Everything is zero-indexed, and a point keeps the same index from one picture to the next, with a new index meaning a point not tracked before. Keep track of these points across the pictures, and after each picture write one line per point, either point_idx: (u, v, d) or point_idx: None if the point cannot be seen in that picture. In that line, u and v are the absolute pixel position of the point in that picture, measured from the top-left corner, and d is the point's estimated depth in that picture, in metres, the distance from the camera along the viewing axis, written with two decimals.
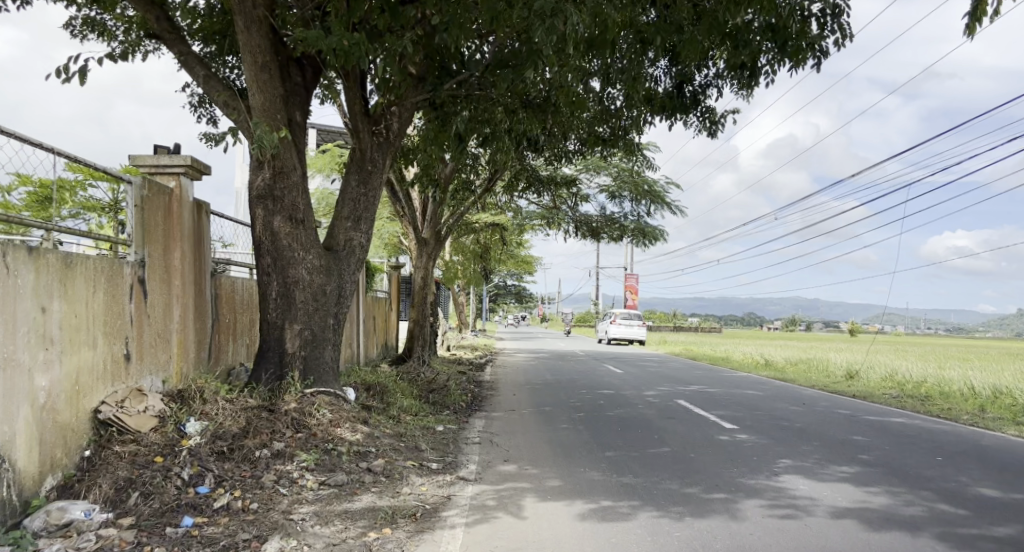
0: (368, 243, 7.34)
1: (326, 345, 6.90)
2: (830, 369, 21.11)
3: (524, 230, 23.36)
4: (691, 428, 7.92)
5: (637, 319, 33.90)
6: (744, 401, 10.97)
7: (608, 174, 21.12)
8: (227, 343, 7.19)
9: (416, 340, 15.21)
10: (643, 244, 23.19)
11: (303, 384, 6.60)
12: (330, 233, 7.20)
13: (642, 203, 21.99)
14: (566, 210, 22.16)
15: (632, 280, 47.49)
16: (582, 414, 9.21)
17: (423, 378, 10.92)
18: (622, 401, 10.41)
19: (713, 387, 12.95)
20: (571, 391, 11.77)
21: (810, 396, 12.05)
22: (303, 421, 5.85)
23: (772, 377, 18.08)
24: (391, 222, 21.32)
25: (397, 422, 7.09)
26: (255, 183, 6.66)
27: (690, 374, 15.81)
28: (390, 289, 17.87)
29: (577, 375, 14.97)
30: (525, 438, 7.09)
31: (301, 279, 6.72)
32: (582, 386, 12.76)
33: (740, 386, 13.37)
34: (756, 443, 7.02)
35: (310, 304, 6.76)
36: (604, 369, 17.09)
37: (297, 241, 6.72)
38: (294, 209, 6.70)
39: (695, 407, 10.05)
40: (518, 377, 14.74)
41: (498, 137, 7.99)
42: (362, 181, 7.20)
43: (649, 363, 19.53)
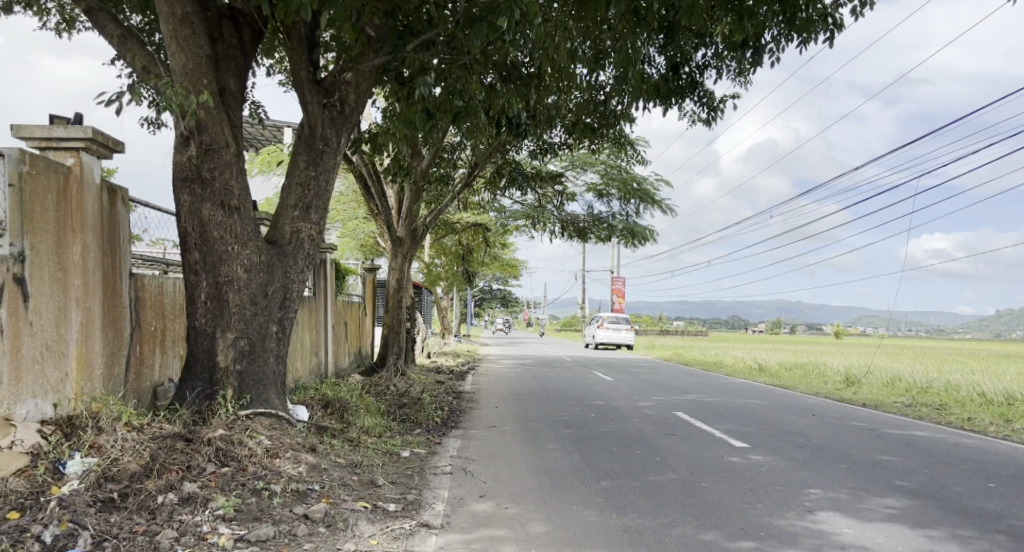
0: (320, 235, 6.26)
1: (268, 358, 5.80)
2: (829, 374, 20.17)
3: (509, 231, 22.35)
4: (697, 448, 6.88)
5: (626, 323, 32.94)
6: (748, 412, 9.96)
7: (595, 171, 20.16)
8: (152, 355, 6.06)
9: (390, 348, 14.09)
10: (632, 244, 22.25)
11: (237, 404, 5.49)
12: (274, 224, 6.12)
13: (630, 202, 21.04)
14: (552, 210, 21.16)
15: (619, 283, 46.60)
16: (572, 431, 8.14)
17: (395, 390, 9.82)
18: (615, 415, 9.36)
19: (712, 396, 11.94)
20: (559, 403, 10.72)
21: (818, 405, 11.08)
22: (230, 451, 4.74)
23: (771, 383, 17.10)
24: (367, 223, 20.22)
25: (354, 448, 5.99)
26: (179, 162, 5.57)
27: (685, 382, 14.80)
28: (365, 292, 16.75)
29: (564, 385, 13.91)
30: (505, 465, 6.02)
31: (236, 278, 5.63)
32: (570, 396, 11.70)
33: (740, 395, 12.39)
34: (776, 467, 5.99)
35: (247, 308, 5.67)
36: (593, 377, 16.05)
37: (230, 233, 5.63)
38: (227, 193, 5.62)
39: (697, 420, 9.03)
40: (501, 387, 13.65)
41: (474, 115, 7.01)
42: (312, 163, 6.14)
43: (640, 370, 18.53)
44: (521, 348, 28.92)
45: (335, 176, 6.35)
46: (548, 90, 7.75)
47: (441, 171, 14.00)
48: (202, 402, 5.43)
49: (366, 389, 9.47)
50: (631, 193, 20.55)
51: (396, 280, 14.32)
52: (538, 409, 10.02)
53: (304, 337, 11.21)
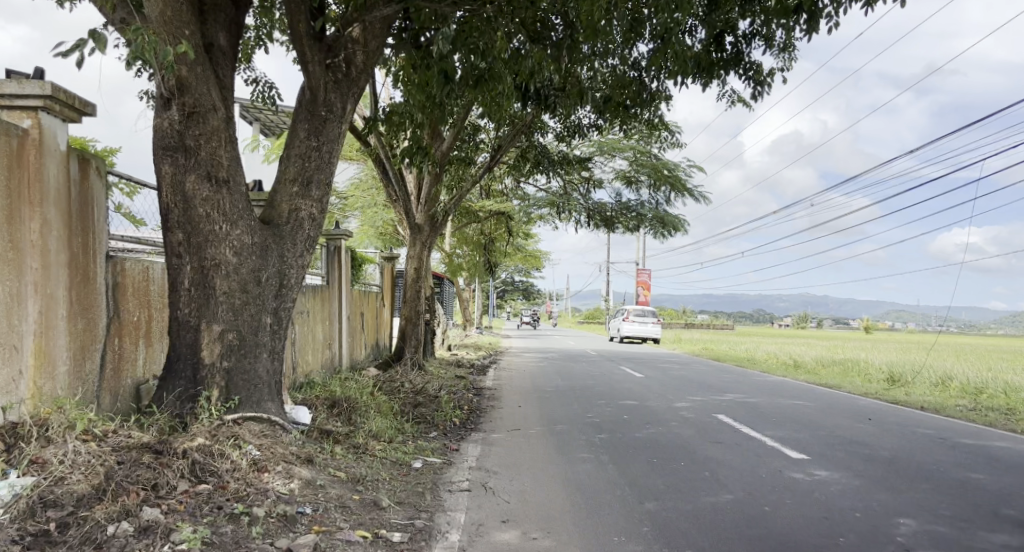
0: (322, 215, 5.51)
1: (261, 354, 5.06)
2: (870, 371, 19.12)
3: (533, 220, 21.56)
4: (750, 461, 6.06)
5: (652, 316, 31.98)
6: (796, 415, 9.09)
7: (624, 157, 19.28)
8: (133, 350, 5.36)
9: (407, 340, 13.38)
10: (661, 234, 21.35)
11: (223, 408, 4.76)
12: (271, 201, 5.38)
13: (661, 190, 20.11)
14: (578, 197, 20.31)
15: (644, 276, 45.58)
16: (604, 437, 7.36)
17: (411, 387, 9.09)
18: (651, 418, 8.56)
19: (752, 397, 11.07)
20: (587, 402, 9.94)
21: (871, 408, 10.15)
22: (208, 466, 4.02)
23: (810, 381, 16.14)
24: (386, 210, 19.54)
25: (359, 458, 5.25)
26: (159, 128, 4.82)
27: (720, 380, 13.92)
28: (383, 282, 16.08)
29: (591, 381, 13.12)
30: (533, 480, 5.25)
31: (225, 262, 4.90)
32: (599, 395, 10.91)
33: (783, 395, 11.50)
34: (848, 487, 5.16)
35: (238, 296, 4.94)
36: (621, 373, 15.22)
37: (218, 209, 4.89)
38: (214, 164, 4.87)
39: (741, 424, 8.19)
40: (524, 383, 12.88)
41: (500, 79, 6.23)
42: (313, 132, 5.39)
43: (669, 365, 17.67)
44: (544, 341, 28.17)
45: (340, 147, 5.60)
46: (582, 54, 6.94)
47: (463, 154, 13.22)
48: (184, 405, 4.72)
49: (378, 385, 8.76)
50: (661, 180, 19.62)
51: (414, 270, 13.60)
52: (565, 409, 9.24)
53: (315, 329, 10.54)
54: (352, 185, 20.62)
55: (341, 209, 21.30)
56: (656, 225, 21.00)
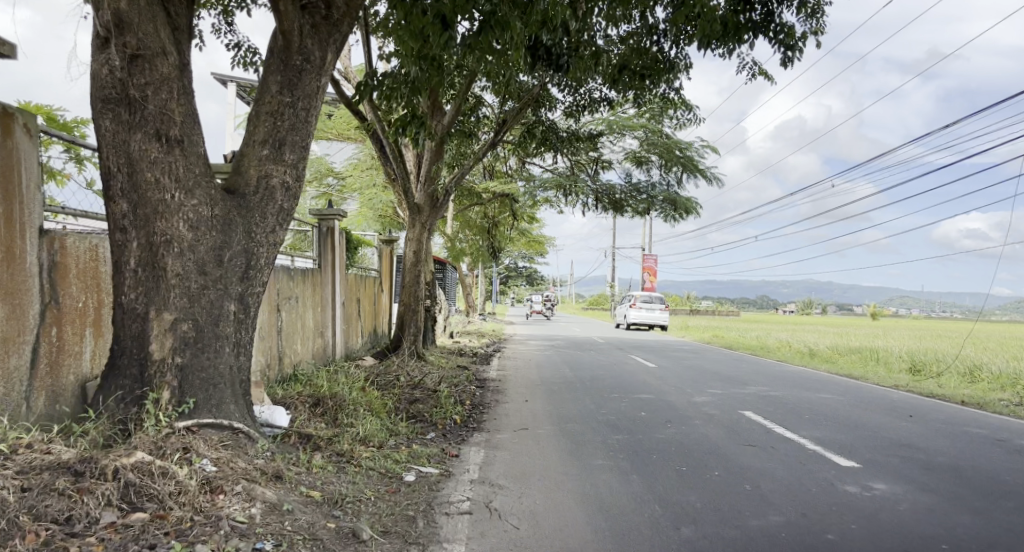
0: (298, 183, 4.67)
1: (224, 348, 4.25)
2: (891, 360, 18.33)
3: (538, 202, 20.73)
4: (794, 471, 5.27)
5: (659, 302, 31.17)
6: (830, 412, 8.30)
7: (635, 136, 18.47)
8: (77, 342, 4.54)
9: (406, 328, 12.59)
10: (672, 217, 20.50)
11: (175, 413, 3.95)
12: (237, 167, 4.55)
13: (672, 170, 19.24)
14: (586, 178, 19.47)
15: (650, 261, 44.72)
16: (623, 440, 6.57)
17: (407, 380, 8.30)
18: (671, 416, 7.76)
19: (777, 390, 10.29)
20: (600, 397, 9.16)
21: (908, 402, 9.36)
22: (145, 489, 3.22)
23: (831, 372, 15.36)
24: (385, 191, 18.72)
25: (341, 471, 4.47)
26: (97, 75, 3.98)
27: (737, 371, 13.13)
28: (381, 267, 15.31)
29: (602, 372, 12.35)
30: (545, 496, 4.45)
31: (179, 238, 4.07)
32: (612, 388, 10.13)
33: (809, 388, 10.72)
34: (919, 507, 4.36)
35: (195, 279, 4.12)
36: (632, 363, 14.44)
37: (170, 175, 4.06)
38: (163, 119, 4.03)
39: (773, 423, 7.40)
40: (530, 374, 12.11)
41: (507, 25, 5.40)
42: (287, 86, 4.56)
43: (681, 354, 16.90)
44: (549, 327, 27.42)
45: (320, 104, 4.76)
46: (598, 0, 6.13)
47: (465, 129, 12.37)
48: (128, 409, 3.92)
49: (371, 378, 7.97)
50: (673, 160, 18.75)
51: (413, 253, 12.77)
52: (577, 406, 8.46)
53: (305, 317, 9.74)
54: (350, 166, 19.80)
55: (338, 190, 20.48)
56: (667, 208, 20.15)
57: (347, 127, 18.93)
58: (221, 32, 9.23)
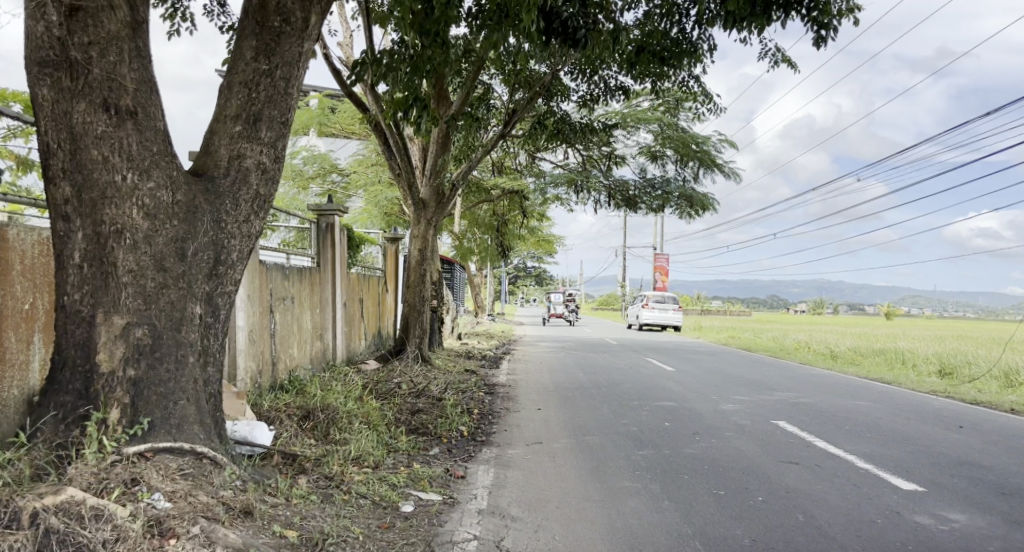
0: (277, 165, 4.03)
1: (188, 358, 3.60)
2: (918, 362, 17.59)
3: (548, 200, 20.11)
4: (850, 495, 4.59)
5: (672, 302, 30.47)
6: (871, 421, 7.61)
7: (649, 130, 17.85)
8: (22, 349, 3.94)
9: (411, 330, 11.97)
10: (688, 214, 19.83)
11: (124, 436, 3.31)
12: (205, 147, 3.92)
13: (687, 166, 18.56)
14: (599, 174, 18.83)
15: (662, 261, 43.97)
16: (648, 456, 5.91)
17: (410, 387, 7.68)
18: (699, 428, 7.09)
19: (807, 396, 9.61)
20: (618, 406, 8.50)
21: (952, 410, 8.66)
22: (73, 537, 2.61)
23: (858, 375, 14.66)
24: (391, 188, 18.15)
25: (327, 502, 3.83)
26: (34, 33, 3.34)
27: (760, 376, 12.45)
28: (386, 266, 14.72)
29: (617, 377, 11.70)
30: (566, 529, 3.81)
31: (131, 227, 3.43)
32: (630, 394, 9.47)
33: (840, 394, 10.03)
34: (1015, 545, 3.67)
35: (152, 276, 3.47)
36: (648, 366, 13.78)
37: (121, 152, 3.41)
38: (113, 86, 3.39)
39: (811, 435, 6.73)
40: (542, 378, 11.47)
41: None
42: (263, 51, 3.93)
43: (697, 357, 16.24)
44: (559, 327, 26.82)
45: (302, 73, 4.13)
46: None
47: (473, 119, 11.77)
48: (69, 431, 3.28)
49: (371, 386, 7.37)
50: (689, 155, 18.08)
51: (418, 252, 12.12)
52: (593, 416, 7.81)
53: (302, 318, 9.13)
54: (355, 162, 19.23)
55: (343, 187, 19.90)
56: (683, 205, 19.47)
57: (353, 121, 18.37)
58: (213, 15, 8.61)
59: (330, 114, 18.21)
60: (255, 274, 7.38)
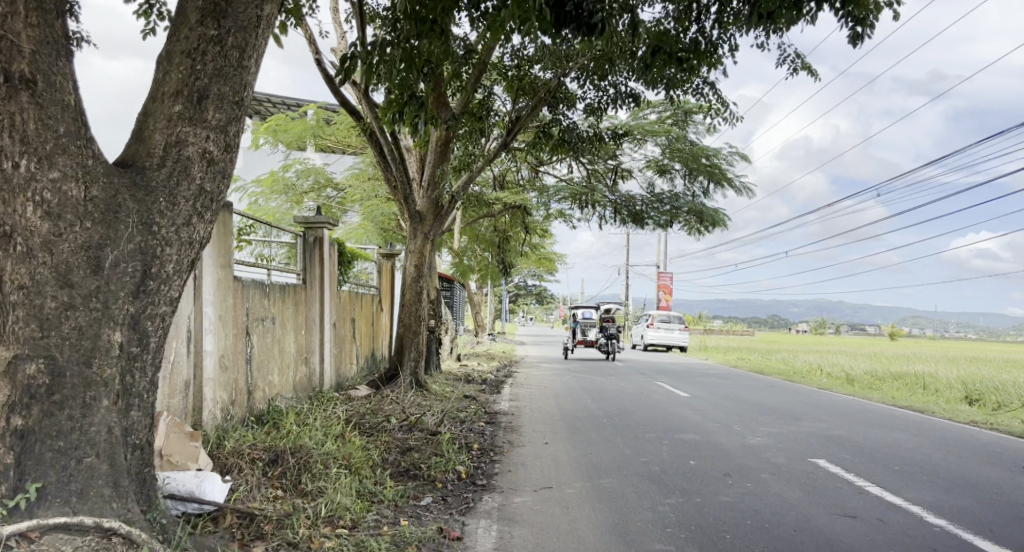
0: (227, 155, 3.23)
1: (101, 401, 2.79)
2: (939, 388, 16.79)
3: (552, 215, 19.37)
4: None
5: (678, 322, 29.60)
6: (919, 460, 6.79)
7: (657, 143, 17.15)
8: None
9: (405, 352, 11.14)
10: (697, 230, 19.09)
11: (5, 510, 2.53)
12: (137, 133, 3.11)
13: (697, 180, 17.81)
14: (605, 189, 18.11)
15: (665, 280, 43.07)
16: (676, 508, 5.11)
17: (403, 419, 6.86)
18: (730, 469, 6.30)
19: (837, 428, 8.78)
20: (633, 441, 7.65)
21: (1001, 446, 7.85)
22: None
23: (879, 401, 13.86)
24: (387, 203, 17.40)
25: None
26: None
27: (780, 402, 11.63)
28: (381, 283, 13.92)
29: (627, 403, 10.88)
30: None
31: (25, 230, 2.63)
32: (645, 426, 8.61)
33: (873, 424, 9.21)
34: None
35: (53, 294, 2.67)
36: (658, 391, 12.96)
37: (11, 132, 2.62)
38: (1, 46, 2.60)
39: (856, 480, 5.91)
40: (547, 405, 10.63)
41: None
42: (212, 14, 3.15)
43: (709, 381, 15.42)
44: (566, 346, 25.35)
45: (262, 43, 3.34)
46: None
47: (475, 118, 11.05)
48: None
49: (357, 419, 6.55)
50: (699, 169, 17.34)
51: (414, 268, 11.27)
52: (607, 454, 6.96)
53: (285, 341, 8.31)
54: (351, 176, 18.49)
55: (339, 202, 19.16)
56: (692, 221, 18.71)
57: (349, 133, 17.68)
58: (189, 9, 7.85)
59: (325, 126, 17.51)
60: (227, 292, 6.59)
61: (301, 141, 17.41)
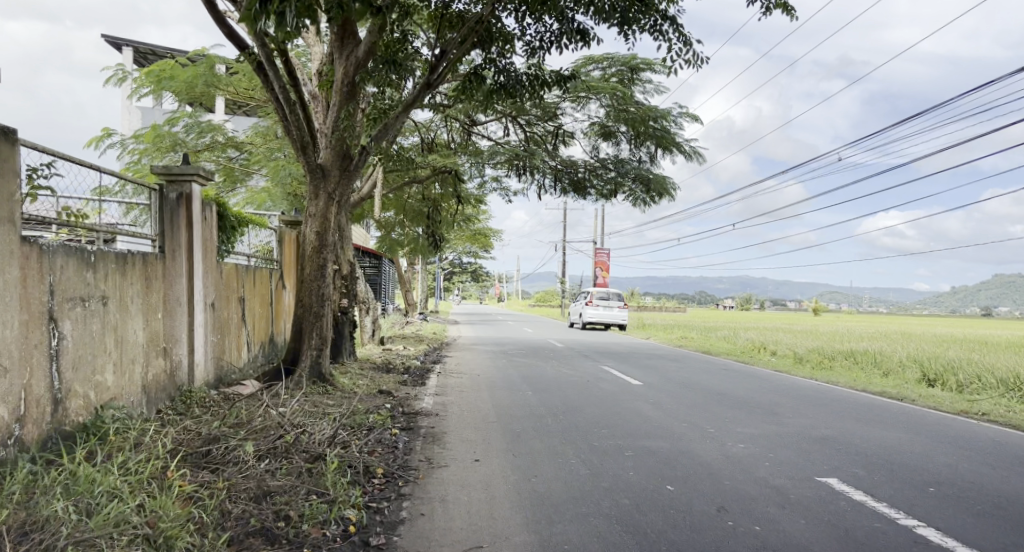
0: None
1: None
2: (895, 366, 15.87)
3: (485, 181, 17.52)
4: None
5: (617, 299, 28.32)
6: (954, 476, 5.34)
7: (599, 102, 15.48)
8: None
9: (305, 339, 9.10)
10: (643, 202, 17.57)
11: None
12: None
13: (643, 146, 16.20)
14: (544, 153, 16.37)
15: (602, 256, 41.77)
16: None
17: (276, 438, 4.97)
18: (723, 502, 4.71)
19: (827, 426, 7.35)
20: (591, 456, 5.94)
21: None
22: None
23: (843, 384, 12.72)
24: (297, 163, 15.18)
25: None
26: None
27: (745, 391, 10.23)
28: (284, 255, 11.83)
29: (574, 396, 9.26)
30: None
31: None
32: (601, 431, 6.93)
33: (863, 419, 7.85)
34: None
35: None
36: (606, 378, 11.42)
37: None
38: None
39: (901, 517, 4.36)
40: (479, 402, 8.86)
41: None
42: None
43: (660, 365, 14.01)
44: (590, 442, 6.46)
45: None
46: None
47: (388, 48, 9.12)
48: None
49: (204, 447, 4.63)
50: (646, 133, 15.75)
51: (315, 236, 9.14)
52: (557, 480, 5.20)
53: (127, 330, 6.19)
54: (256, 134, 16.16)
55: (244, 165, 16.85)
56: (637, 192, 17.16)
57: (252, 85, 15.37)
58: None
59: (223, 76, 15.14)
60: (6, 261, 4.48)
61: (194, 92, 15.01)
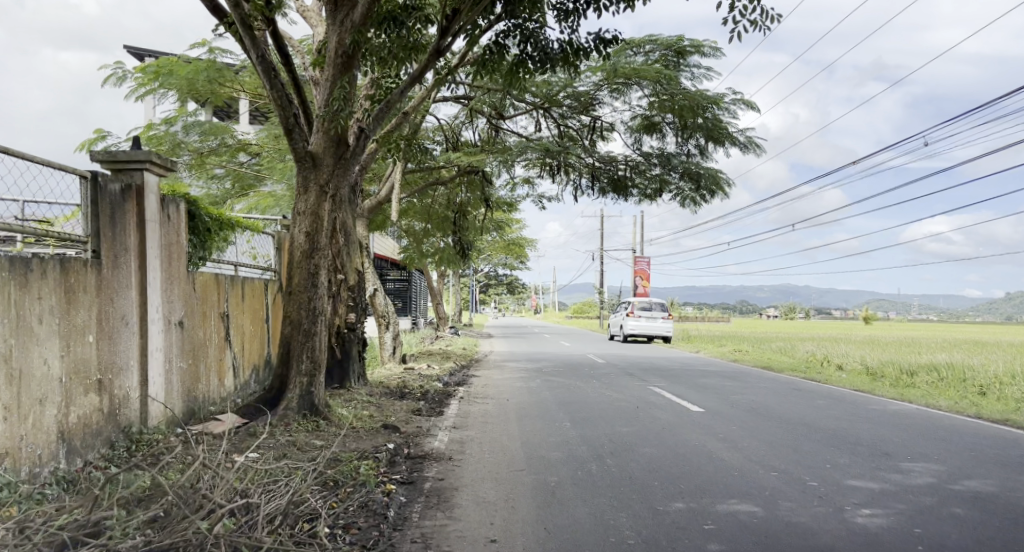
0: None
1: None
2: (994, 384, 13.61)
3: (517, 183, 15.87)
4: None
5: (661, 310, 26.30)
6: None
7: (641, 89, 13.70)
8: None
9: (294, 363, 7.52)
10: (692, 201, 15.70)
11: None
12: None
13: (692, 138, 14.34)
14: (581, 149, 14.64)
15: (643, 265, 39.73)
16: None
17: (191, 523, 3.35)
18: None
19: (971, 477, 5.43)
20: (658, 534, 4.16)
21: None
22: None
23: (943, 407, 10.64)
24: None
25: None
26: None
27: (833, 420, 8.31)
28: (283, 264, 10.31)
29: (624, 430, 7.47)
30: None
31: None
32: (667, 487, 5.13)
33: (1013, 464, 5.90)
34: None
35: None
36: (659, 404, 9.61)
37: None
38: None
39: None
40: (506, 439, 7.14)
41: None
42: None
43: (719, 386, 12.10)
44: (653, 506, 4.71)
45: None
46: None
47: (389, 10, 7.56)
48: None
49: None
50: (695, 123, 13.91)
51: (305, 239, 7.57)
52: None
53: (30, 360, 4.66)
54: (266, 135, 14.78)
55: (255, 169, 15.49)
56: (686, 190, 15.32)
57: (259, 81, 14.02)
58: None
59: (228, 72, 13.82)
60: None
61: (195, 89, 13.71)
